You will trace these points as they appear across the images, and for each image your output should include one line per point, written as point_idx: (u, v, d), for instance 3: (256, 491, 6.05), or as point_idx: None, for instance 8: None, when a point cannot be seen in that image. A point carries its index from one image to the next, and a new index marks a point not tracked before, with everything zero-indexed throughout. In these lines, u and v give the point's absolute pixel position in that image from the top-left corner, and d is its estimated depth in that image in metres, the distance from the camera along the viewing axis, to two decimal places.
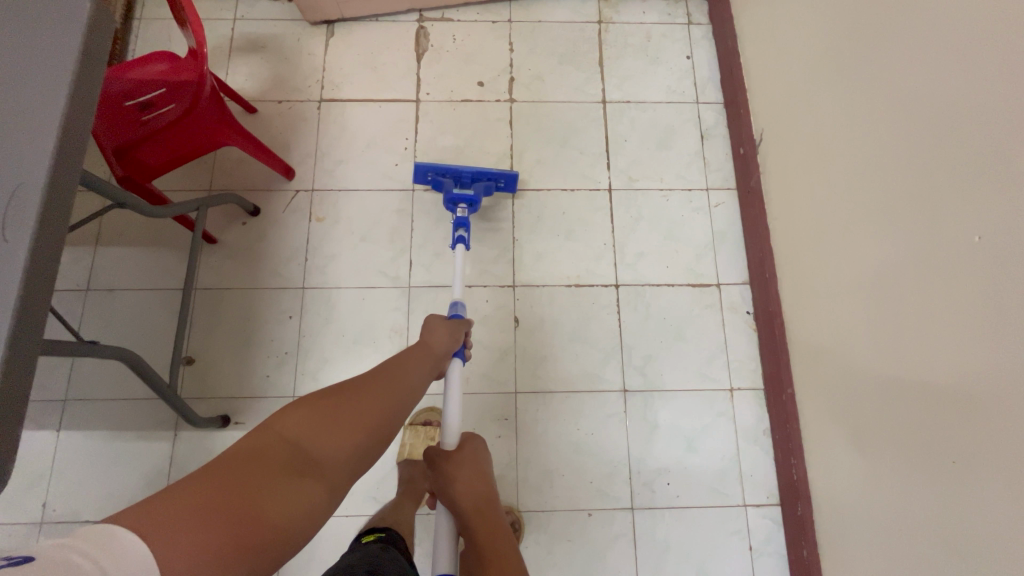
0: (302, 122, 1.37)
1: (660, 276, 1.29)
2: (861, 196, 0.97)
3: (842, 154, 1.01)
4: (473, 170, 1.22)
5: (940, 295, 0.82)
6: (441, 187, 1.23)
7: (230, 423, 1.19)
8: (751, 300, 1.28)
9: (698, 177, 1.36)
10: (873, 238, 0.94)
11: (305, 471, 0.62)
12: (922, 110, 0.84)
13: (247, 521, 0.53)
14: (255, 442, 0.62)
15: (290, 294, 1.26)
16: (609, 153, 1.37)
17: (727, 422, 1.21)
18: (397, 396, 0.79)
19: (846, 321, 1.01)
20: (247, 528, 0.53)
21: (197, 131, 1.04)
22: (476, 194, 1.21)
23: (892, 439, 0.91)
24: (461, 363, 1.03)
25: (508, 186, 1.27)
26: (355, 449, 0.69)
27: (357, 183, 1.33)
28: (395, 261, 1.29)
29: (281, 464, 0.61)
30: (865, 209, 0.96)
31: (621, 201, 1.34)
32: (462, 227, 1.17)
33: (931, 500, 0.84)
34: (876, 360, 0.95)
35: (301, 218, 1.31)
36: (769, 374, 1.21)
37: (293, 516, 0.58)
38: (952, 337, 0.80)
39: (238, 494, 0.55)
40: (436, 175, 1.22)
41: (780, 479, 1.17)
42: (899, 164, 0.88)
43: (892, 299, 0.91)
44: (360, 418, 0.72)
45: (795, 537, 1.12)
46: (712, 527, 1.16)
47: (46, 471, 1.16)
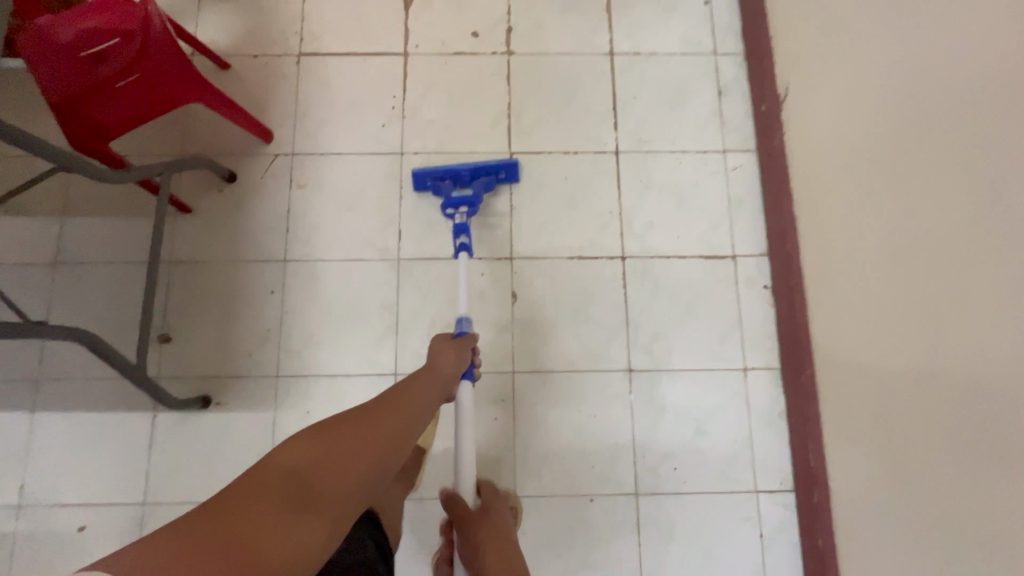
0: (281, 79, 1.25)
1: (671, 247, 1.19)
2: (900, 155, 0.86)
3: (884, 108, 0.89)
4: (471, 168, 1.16)
5: (994, 268, 0.71)
6: (440, 192, 1.15)
7: (211, 404, 1.12)
8: (769, 273, 1.18)
9: (715, 138, 1.24)
10: (916, 203, 0.83)
11: (311, 508, 0.53)
12: (987, 49, 0.71)
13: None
14: (246, 482, 0.52)
15: (271, 267, 1.17)
16: (616, 112, 1.25)
17: (740, 404, 1.13)
18: (407, 421, 0.67)
19: (878, 296, 0.91)
20: None
21: (160, 86, 0.94)
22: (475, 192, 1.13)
23: (923, 428, 0.83)
24: (471, 385, 0.95)
25: (510, 178, 1.19)
26: (363, 482, 0.58)
27: (342, 147, 1.23)
28: (384, 232, 1.19)
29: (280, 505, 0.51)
30: (909, 169, 0.84)
31: (629, 164, 1.22)
32: (463, 233, 1.08)
33: (965, 495, 0.76)
34: (911, 339, 0.85)
35: (281, 185, 1.21)
36: (786, 353, 1.13)
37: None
38: (1005, 316, 0.70)
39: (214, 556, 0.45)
40: (435, 180, 1.16)
41: (795, 464, 1.09)
42: (955, 115, 0.76)
43: (936, 272, 0.80)
44: (373, 447, 0.61)
45: (809, 524, 1.05)
46: (721, 512, 1.09)
47: (21, 453, 1.10)
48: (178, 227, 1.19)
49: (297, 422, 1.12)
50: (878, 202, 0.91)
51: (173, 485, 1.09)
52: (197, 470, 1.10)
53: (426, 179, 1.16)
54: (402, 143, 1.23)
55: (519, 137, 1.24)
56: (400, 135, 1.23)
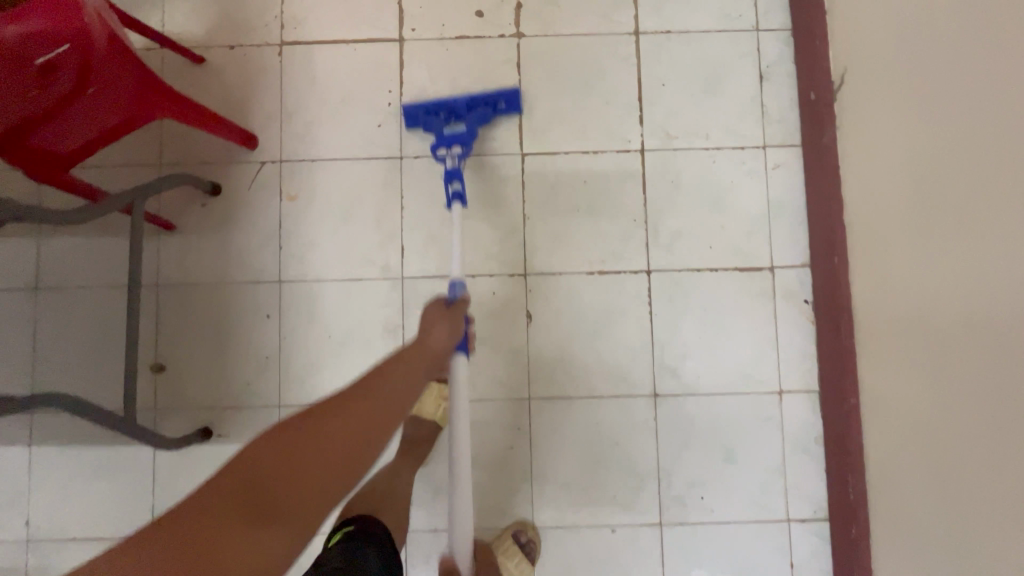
0: (262, 73, 1.11)
1: (701, 258, 1.08)
2: (976, 176, 0.73)
3: (962, 114, 0.75)
4: (467, 100, 1.05)
5: None
6: (431, 128, 1.05)
7: (213, 436, 1.06)
8: (811, 286, 1.07)
9: (754, 132, 1.10)
10: (995, 235, 0.70)
11: (302, 479, 0.54)
12: None
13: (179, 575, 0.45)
14: (246, 465, 0.54)
15: (266, 289, 1.08)
16: (642, 103, 1.10)
17: (774, 429, 1.05)
18: (390, 411, 0.63)
19: (941, 330, 0.80)
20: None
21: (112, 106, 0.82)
22: (471, 130, 1.03)
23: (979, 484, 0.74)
24: (465, 359, 0.86)
25: (510, 109, 1.08)
26: (328, 474, 0.55)
27: (335, 151, 1.10)
28: (385, 246, 1.09)
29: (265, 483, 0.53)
30: (989, 194, 0.71)
31: (655, 164, 1.09)
32: (456, 178, 0.98)
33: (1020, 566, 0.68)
34: (960, 381, 0.76)
35: (270, 196, 1.10)
36: (827, 376, 1.04)
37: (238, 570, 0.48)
38: None
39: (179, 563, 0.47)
40: (427, 115, 1.05)
41: (832, 492, 1.03)
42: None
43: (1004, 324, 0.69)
44: (351, 443, 0.58)
45: (845, 557, 0.99)
46: (750, 542, 1.04)
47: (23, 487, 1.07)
48: (162, 246, 1.09)
49: None
50: (944, 221, 0.79)
51: None
52: None
53: (416, 115, 1.06)
54: (401, 145, 1.10)
55: (532, 135, 1.10)
56: (399, 135, 1.10)
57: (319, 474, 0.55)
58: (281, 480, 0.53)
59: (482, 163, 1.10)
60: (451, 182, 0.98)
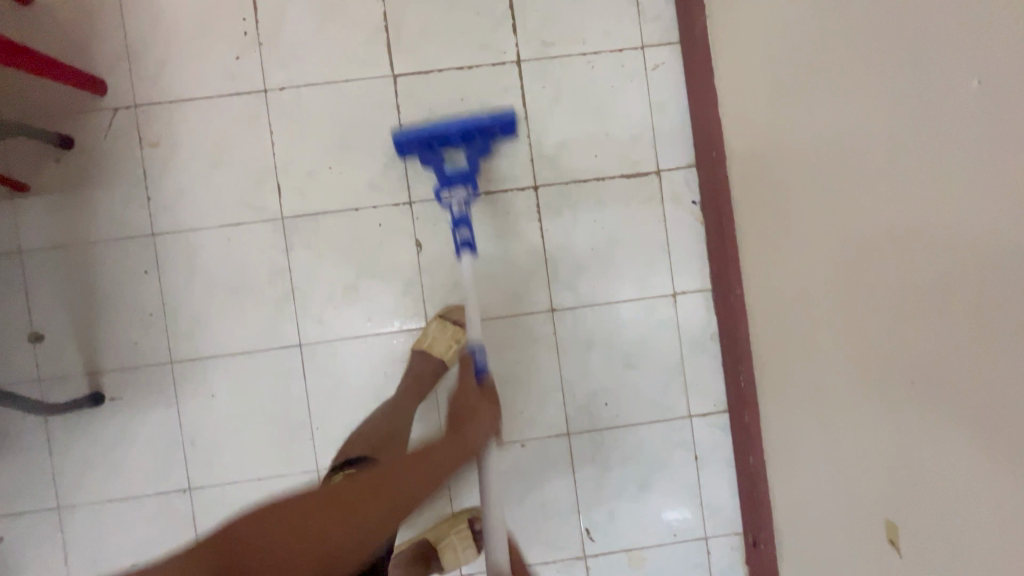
0: (99, 10, 1.02)
1: (587, 168, 1.06)
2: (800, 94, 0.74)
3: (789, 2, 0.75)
4: (462, 131, 0.98)
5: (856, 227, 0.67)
6: (429, 162, 1.00)
7: (107, 399, 1.03)
8: (697, 187, 1.07)
9: (630, 32, 1.06)
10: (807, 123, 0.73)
11: (349, 527, 0.67)
12: None
13: (316, 527, 0.66)
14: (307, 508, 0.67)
15: (139, 244, 1.03)
16: (514, 11, 1.05)
17: (671, 331, 1.07)
18: (466, 439, 0.80)
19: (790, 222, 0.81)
20: (320, 531, 0.66)
21: None
22: (471, 163, 1.00)
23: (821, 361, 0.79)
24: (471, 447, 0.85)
25: (504, 131, 1.01)
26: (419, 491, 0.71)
27: (193, 90, 1.03)
28: (261, 188, 1.04)
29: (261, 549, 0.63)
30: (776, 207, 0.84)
31: (534, 75, 1.05)
32: (464, 225, 0.94)
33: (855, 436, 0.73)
34: (856, 298, 0.69)
35: (129, 145, 1.03)
36: (718, 273, 1.05)
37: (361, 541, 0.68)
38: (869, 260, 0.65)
39: (323, 521, 0.66)
40: (421, 148, 0.99)
41: (727, 384, 1.06)
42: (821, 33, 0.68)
43: (820, 229, 0.74)
44: (431, 475, 0.72)
45: (741, 443, 1.04)
46: (656, 441, 1.08)
47: None
48: (18, 209, 1.02)
49: (203, 408, 1.04)
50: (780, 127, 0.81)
51: (85, 488, 1.03)
52: (104, 467, 1.04)
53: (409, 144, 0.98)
54: (264, 78, 1.04)
55: (402, 55, 1.04)
56: (259, 67, 1.03)
57: (404, 497, 0.70)
58: (406, 482, 0.71)
59: (352, 89, 1.04)
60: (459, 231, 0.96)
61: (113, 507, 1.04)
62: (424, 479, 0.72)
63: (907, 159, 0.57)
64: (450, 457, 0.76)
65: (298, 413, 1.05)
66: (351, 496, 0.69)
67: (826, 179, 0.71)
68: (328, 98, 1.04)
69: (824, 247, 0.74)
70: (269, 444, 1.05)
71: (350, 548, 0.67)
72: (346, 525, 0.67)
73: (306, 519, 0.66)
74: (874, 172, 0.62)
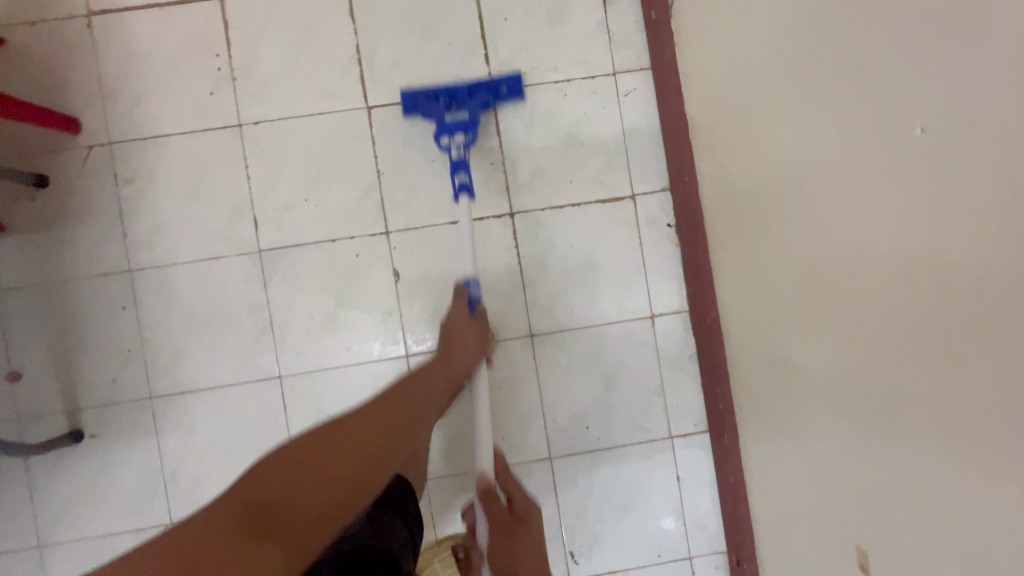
0: (72, 49, 1.03)
1: (563, 194, 1.07)
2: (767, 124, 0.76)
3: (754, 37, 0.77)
4: (468, 86, 1.02)
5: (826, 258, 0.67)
6: (431, 115, 1.02)
7: (86, 436, 1.03)
8: (671, 210, 1.08)
9: (602, 59, 1.07)
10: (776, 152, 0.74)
11: (323, 513, 0.58)
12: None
13: (287, 498, 0.58)
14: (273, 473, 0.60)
15: (116, 281, 1.03)
16: (485, 41, 1.06)
17: (650, 353, 1.08)
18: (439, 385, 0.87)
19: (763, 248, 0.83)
20: (283, 503, 0.57)
21: None
22: (472, 115, 1.01)
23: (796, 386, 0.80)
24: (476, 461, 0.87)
25: (511, 94, 1.05)
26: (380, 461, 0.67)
27: (168, 126, 1.04)
28: (237, 222, 1.04)
29: (317, 458, 0.63)
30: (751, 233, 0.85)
31: (507, 103, 1.07)
32: (461, 171, 0.98)
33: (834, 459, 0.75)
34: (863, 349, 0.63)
35: (104, 182, 1.03)
36: (694, 295, 1.06)
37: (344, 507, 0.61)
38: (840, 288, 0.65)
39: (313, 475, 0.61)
40: (427, 101, 1.02)
41: (707, 404, 1.07)
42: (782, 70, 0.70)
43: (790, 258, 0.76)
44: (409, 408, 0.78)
45: (722, 463, 1.05)
46: (638, 463, 1.08)
47: None
48: None
49: (184, 443, 1.04)
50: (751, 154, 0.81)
51: (65, 527, 1.03)
52: (84, 505, 1.03)
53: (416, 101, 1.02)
54: (239, 112, 1.05)
55: (375, 86, 1.05)
56: (234, 101, 1.04)
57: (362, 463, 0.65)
58: (363, 425, 0.70)
59: (327, 122, 1.05)
60: (457, 173, 0.99)
61: (94, 544, 1.03)
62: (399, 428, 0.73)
63: (902, 192, 0.53)
64: (399, 429, 0.72)
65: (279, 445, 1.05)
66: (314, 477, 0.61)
67: (820, 220, 0.67)
68: (303, 131, 1.05)
69: (820, 288, 0.69)
70: None
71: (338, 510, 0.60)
72: (335, 475, 0.62)
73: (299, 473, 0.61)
74: (881, 214, 0.57)
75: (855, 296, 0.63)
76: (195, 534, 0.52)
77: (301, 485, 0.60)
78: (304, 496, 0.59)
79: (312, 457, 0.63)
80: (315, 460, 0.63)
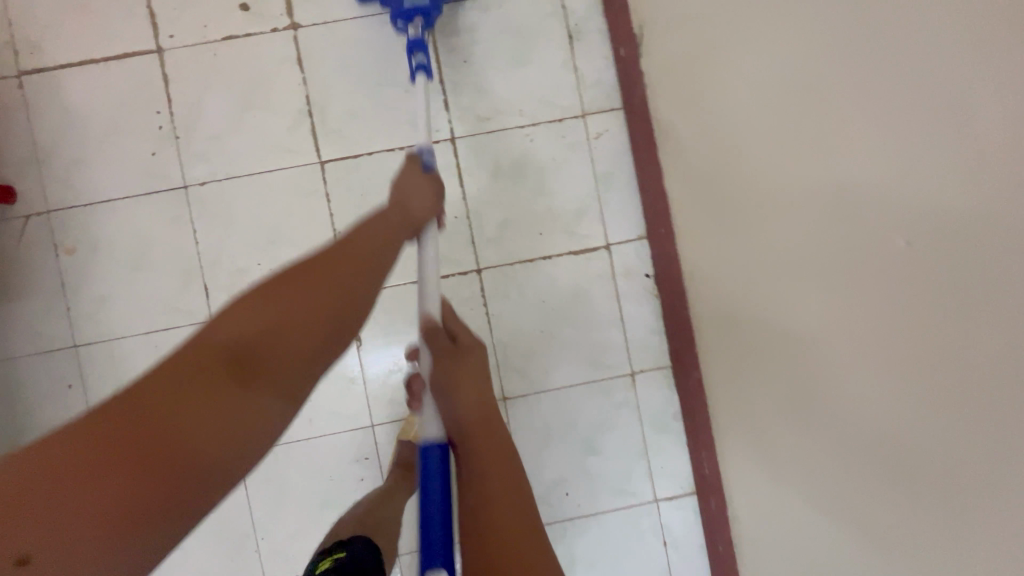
0: (5, 112, 0.97)
1: (533, 246, 1.00)
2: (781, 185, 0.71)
3: None
4: None
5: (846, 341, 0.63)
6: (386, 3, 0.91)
7: None
8: (650, 260, 1.01)
9: (570, 100, 1.00)
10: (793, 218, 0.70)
11: (206, 414, 0.39)
12: None
13: (153, 462, 0.37)
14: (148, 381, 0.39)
15: (62, 358, 0.97)
16: (445, 86, 0.99)
17: (631, 412, 1.01)
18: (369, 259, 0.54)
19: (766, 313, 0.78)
20: (156, 466, 0.37)
21: None
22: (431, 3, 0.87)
23: (806, 456, 0.75)
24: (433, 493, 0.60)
25: None
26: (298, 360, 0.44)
27: (110, 190, 0.97)
28: (187, 290, 0.98)
29: (172, 420, 0.38)
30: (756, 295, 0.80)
31: (470, 151, 1.00)
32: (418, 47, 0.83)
33: None
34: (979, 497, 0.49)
35: (44, 252, 0.97)
36: (676, 350, 0.99)
37: (245, 429, 0.40)
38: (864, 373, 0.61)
39: (176, 416, 0.38)
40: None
41: (693, 465, 1.01)
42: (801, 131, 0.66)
43: None
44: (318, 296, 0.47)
45: (711, 528, 0.99)
46: (622, 528, 1.02)
47: None
48: None
49: None
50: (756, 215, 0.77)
51: None
52: None
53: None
54: (184, 173, 0.98)
55: (329, 139, 0.99)
56: (178, 161, 0.98)
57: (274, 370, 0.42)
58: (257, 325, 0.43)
59: (278, 179, 0.98)
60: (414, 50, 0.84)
61: None
62: (329, 336, 0.47)
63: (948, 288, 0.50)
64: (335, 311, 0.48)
65: (241, 524, 0.99)
66: (191, 383, 0.39)
67: None
68: (252, 190, 0.98)
69: (909, 402, 0.56)
70: (213, 560, 0.99)
71: (211, 437, 0.38)
72: (197, 415, 0.38)
73: (145, 395, 0.39)
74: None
75: (977, 426, 0.49)
76: (57, 434, 0.37)
77: (249, 316, 0.44)
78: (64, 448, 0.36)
79: (286, 299, 0.46)
80: (265, 308, 0.45)
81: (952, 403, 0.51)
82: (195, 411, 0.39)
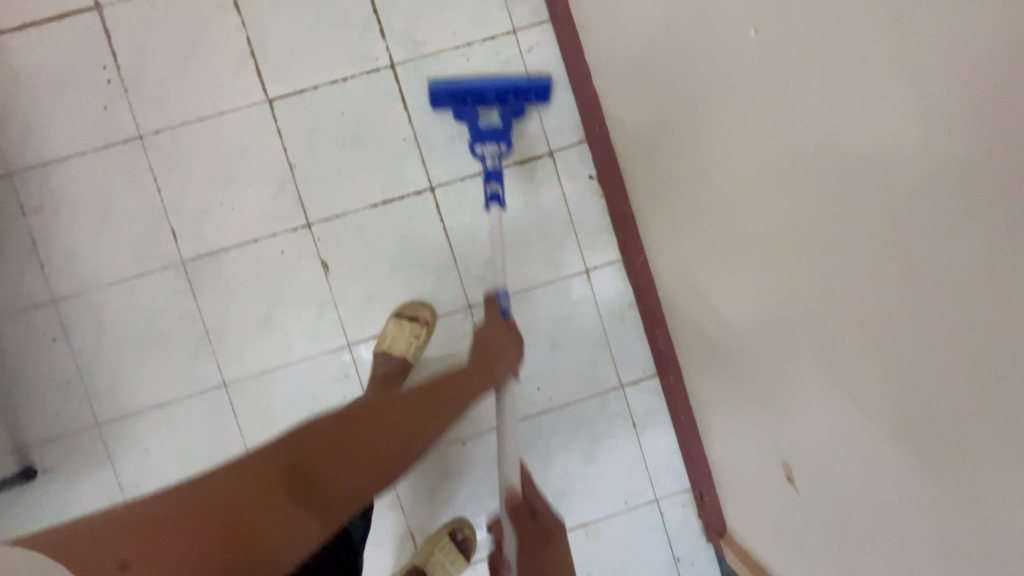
0: None
1: (480, 160, 1.06)
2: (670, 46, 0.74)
3: None
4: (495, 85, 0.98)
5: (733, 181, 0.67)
6: (464, 116, 1.00)
7: (36, 474, 1.02)
8: (591, 162, 1.08)
9: (499, 17, 1.05)
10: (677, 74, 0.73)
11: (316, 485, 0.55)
12: None
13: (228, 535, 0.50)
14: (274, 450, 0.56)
15: (41, 314, 1.01)
16: (379, 16, 1.04)
17: (589, 306, 1.08)
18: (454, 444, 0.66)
19: (675, 183, 0.84)
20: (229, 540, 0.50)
21: None
22: (504, 121, 0.99)
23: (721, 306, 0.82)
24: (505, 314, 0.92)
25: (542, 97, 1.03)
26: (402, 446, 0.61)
27: (66, 148, 1.01)
28: (154, 236, 1.02)
29: (260, 503, 0.52)
30: (669, 166, 0.84)
31: (410, 76, 1.05)
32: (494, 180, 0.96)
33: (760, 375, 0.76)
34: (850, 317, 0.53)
35: (10, 215, 1.01)
36: (624, 241, 1.06)
37: (325, 511, 0.55)
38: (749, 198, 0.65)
39: (281, 501, 0.53)
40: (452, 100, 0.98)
41: (652, 347, 1.08)
42: None
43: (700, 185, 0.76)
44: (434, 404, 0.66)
45: (673, 401, 1.07)
46: (593, 414, 1.09)
47: None
48: None
49: (137, 465, 1.03)
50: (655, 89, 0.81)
51: None
52: None
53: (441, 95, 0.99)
54: (137, 124, 1.02)
55: (273, 78, 1.03)
56: (129, 113, 1.02)
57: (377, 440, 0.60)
58: (331, 446, 0.58)
59: (228, 120, 1.03)
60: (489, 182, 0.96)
61: None
62: (400, 451, 0.61)
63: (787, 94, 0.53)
64: (406, 429, 0.62)
65: (235, 451, 1.04)
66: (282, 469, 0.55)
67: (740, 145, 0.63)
68: (205, 134, 1.03)
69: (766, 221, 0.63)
70: None
71: (292, 533, 0.52)
72: (274, 513, 0.52)
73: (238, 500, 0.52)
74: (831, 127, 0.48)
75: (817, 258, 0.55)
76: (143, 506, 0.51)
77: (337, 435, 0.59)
78: (154, 506, 0.51)
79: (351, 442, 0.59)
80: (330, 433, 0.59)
81: (819, 224, 0.54)
82: (287, 505, 0.53)
